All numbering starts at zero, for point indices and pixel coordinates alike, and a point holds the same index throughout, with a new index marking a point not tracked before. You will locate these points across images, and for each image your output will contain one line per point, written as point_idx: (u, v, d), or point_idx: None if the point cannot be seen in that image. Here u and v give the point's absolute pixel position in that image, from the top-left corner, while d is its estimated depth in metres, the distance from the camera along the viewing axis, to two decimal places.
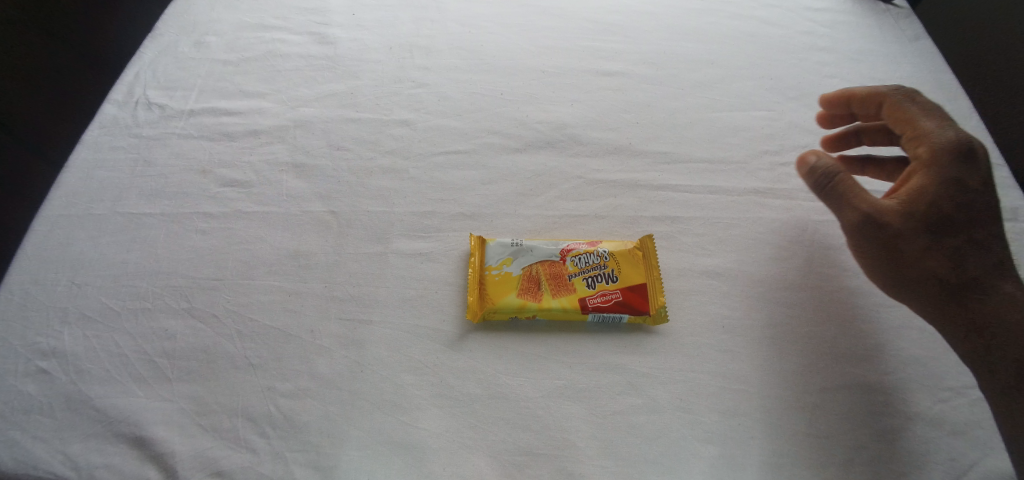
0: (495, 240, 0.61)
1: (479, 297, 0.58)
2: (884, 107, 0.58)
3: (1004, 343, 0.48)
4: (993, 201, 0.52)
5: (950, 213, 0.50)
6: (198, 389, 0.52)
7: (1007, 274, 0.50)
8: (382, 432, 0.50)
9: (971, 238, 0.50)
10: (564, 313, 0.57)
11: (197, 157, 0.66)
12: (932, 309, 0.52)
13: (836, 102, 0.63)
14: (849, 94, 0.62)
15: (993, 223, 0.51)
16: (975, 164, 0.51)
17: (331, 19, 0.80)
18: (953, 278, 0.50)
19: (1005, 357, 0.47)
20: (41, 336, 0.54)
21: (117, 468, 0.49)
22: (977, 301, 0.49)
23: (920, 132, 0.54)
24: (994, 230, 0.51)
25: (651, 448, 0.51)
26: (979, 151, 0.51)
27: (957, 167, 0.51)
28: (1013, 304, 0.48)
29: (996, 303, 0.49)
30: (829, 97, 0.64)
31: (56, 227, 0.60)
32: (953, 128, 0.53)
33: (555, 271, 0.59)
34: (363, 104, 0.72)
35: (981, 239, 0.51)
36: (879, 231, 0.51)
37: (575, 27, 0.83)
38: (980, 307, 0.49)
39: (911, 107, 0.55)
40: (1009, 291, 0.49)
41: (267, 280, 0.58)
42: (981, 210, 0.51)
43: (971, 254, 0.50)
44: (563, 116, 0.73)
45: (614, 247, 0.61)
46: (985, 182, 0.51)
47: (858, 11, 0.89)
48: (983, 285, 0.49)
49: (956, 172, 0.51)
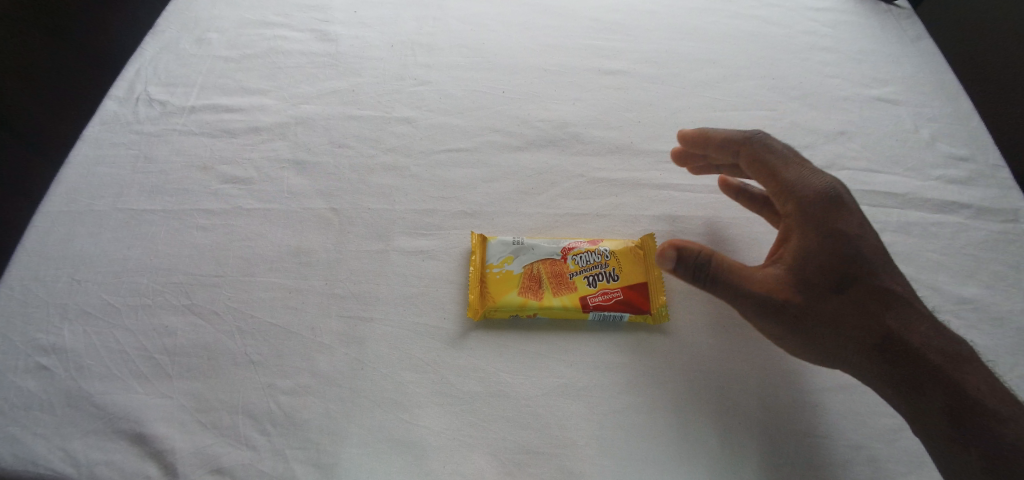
0: (497, 239, 0.61)
1: (480, 295, 0.58)
2: (742, 160, 0.58)
3: (924, 382, 0.46)
4: (872, 240, 0.52)
5: (834, 266, 0.50)
6: (198, 386, 0.52)
7: (907, 307, 0.49)
8: (383, 430, 0.50)
9: (863, 284, 0.50)
10: (566, 311, 0.57)
11: (198, 153, 0.66)
12: (851, 365, 0.50)
13: (696, 141, 0.61)
14: (705, 136, 0.61)
15: (882, 260, 0.51)
16: (845, 207, 0.52)
17: (333, 16, 0.80)
18: (856, 330, 0.49)
19: (930, 394, 0.46)
20: (41, 333, 0.54)
21: (116, 465, 0.49)
22: (886, 348, 0.48)
23: (785, 186, 0.54)
24: (885, 266, 0.51)
25: (652, 447, 0.51)
26: (840, 195, 0.53)
27: (827, 218, 0.52)
28: (921, 338, 0.48)
29: (902, 343, 0.48)
30: (690, 136, 0.62)
31: (57, 224, 0.60)
32: (813, 177, 0.54)
33: (556, 270, 0.59)
34: (365, 101, 0.72)
35: (875, 280, 0.51)
36: (782, 309, 0.50)
37: (578, 25, 0.83)
38: (891, 351, 0.48)
39: (771, 157, 0.56)
40: (913, 325, 0.48)
41: (268, 278, 0.58)
42: (865, 251, 0.51)
43: (866, 299, 0.50)
44: (565, 114, 0.73)
45: (615, 245, 0.61)
46: (859, 222, 0.52)
47: (860, 11, 0.89)
48: (888, 328, 0.48)
49: (828, 222, 0.52)
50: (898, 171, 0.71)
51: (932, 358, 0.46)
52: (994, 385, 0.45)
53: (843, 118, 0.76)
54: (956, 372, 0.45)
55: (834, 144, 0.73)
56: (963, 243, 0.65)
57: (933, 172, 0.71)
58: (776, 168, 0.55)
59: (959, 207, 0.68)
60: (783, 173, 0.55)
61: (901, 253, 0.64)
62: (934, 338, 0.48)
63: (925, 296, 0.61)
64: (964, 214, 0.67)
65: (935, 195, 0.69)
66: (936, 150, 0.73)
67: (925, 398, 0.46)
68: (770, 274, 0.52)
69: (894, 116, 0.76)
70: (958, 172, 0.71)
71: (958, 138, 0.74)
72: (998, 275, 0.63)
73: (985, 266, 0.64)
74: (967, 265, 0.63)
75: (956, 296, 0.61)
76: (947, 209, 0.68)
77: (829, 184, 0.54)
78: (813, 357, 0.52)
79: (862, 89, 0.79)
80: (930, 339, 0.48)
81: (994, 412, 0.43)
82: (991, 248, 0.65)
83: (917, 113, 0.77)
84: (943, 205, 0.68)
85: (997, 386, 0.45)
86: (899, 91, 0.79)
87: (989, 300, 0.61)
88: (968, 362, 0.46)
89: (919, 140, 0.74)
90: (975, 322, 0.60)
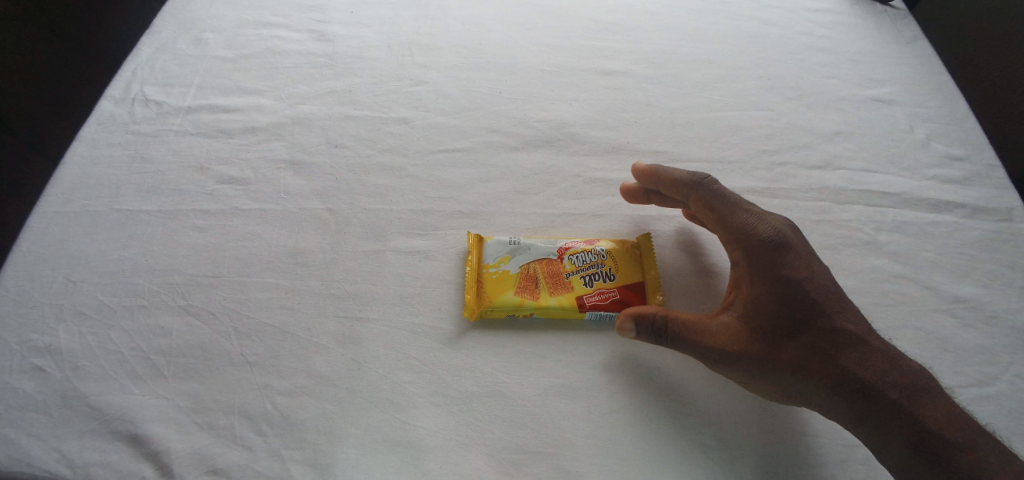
0: (494, 238, 0.61)
1: (476, 294, 0.57)
2: (692, 206, 0.58)
3: (883, 417, 0.45)
4: (821, 279, 0.52)
5: (783, 311, 0.50)
6: (194, 386, 0.52)
7: (860, 342, 0.48)
8: (379, 430, 0.50)
9: (813, 325, 0.50)
10: (562, 311, 0.57)
11: (194, 153, 0.66)
12: (814, 405, 0.49)
13: (648, 179, 0.61)
14: (658, 175, 0.59)
15: (833, 297, 0.51)
16: (791, 252, 0.52)
17: (331, 16, 0.80)
18: (812, 372, 0.48)
19: (890, 429, 0.44)
20: (37, 334, 0.54)
21: (112, 466, 0.48)
22: (843, 387, 0.47)
23: (733, 235, 0.54)
24: (837, 302, 0.51)
25: (648, 447, 0.51)
26: (786, 240, 0.52)
27: (774, 264, 0.52)
28: (876, 372, 0.46)
29: (857, 381, 0.47)
30: (642, 172, 0.61)
31: (53, 224, 0.60)
32: (758, 223, 0.54)
33: (552, 270, 0.59)
34: (363, 101, 0.72)
35: (825, 318, 0.50)
36: (739, 358, 0.50)
37: (576, 26, 0.83)
38: (848, 390, 0.47)
39: (718, 205, 0.56)
40: (868, 360, 0.47)
41: (264, 278, 0.58)
42: (813, 292, 0.51)
43: (819, 339, 0.49)
44: (563, 114, 0.73)
45: (611, 245, 0.61)
46: (807, 263, 0.52)
47: (857, 11, 0.89)
48: (843, 367, 0.47)
49: (775, 269, 0.51)
50: (894, 171, 0.71)
51: (888, 394, 0.45)
52: (952, 412, 0.43)
53: (839, 118, 0.76)
54: (912, 405, 0.44)
55: (830, 144, 0.73)
56: (959, 243, 0.65)
57: (929, 172, 0.71)
58: (722, 217, 0.55)
59: (955, 206, 0.68)
60: (730, 222, 0.55)
61: (897, 253, 0.64)
62: (889, 370, 0.46)
63: (921, 295, 0.61)
64: (960, 214, 0.68)
65: (930, 195, 0.69)
66: (932, 150, 0.73)
67: (885, 433, 0.45)
68: (724, 323, 0.52)
69: (890, 116, 0.76)
70: (954, 171, 0.71)
71: (954, 138, 0.74)
72: (993, 274, 0.63)
73: (981, 265, 0.64)
74: (963, 264, 0.64)
75: (952, 296, 0.61)
76: (943, 208, 0.68)
77: (774, 229, 0.53)
78: (777, 399, 0.51)
79: (858, 89, 0.79)
80: (885, 371, 0.46)
81: (953, 443, 0.42)
82: (987, 248, 0.65)
83: (913, 113, 0.77)
84: (939, 205, 0.68)
85: (955, 413, 0.43)
86: (895, 91, 0.79)
87: (984, 299, 0.61)
88: (924, 391, 0.45)
89: (915, 140, 0.74)
90: (970, 321, 0.60)
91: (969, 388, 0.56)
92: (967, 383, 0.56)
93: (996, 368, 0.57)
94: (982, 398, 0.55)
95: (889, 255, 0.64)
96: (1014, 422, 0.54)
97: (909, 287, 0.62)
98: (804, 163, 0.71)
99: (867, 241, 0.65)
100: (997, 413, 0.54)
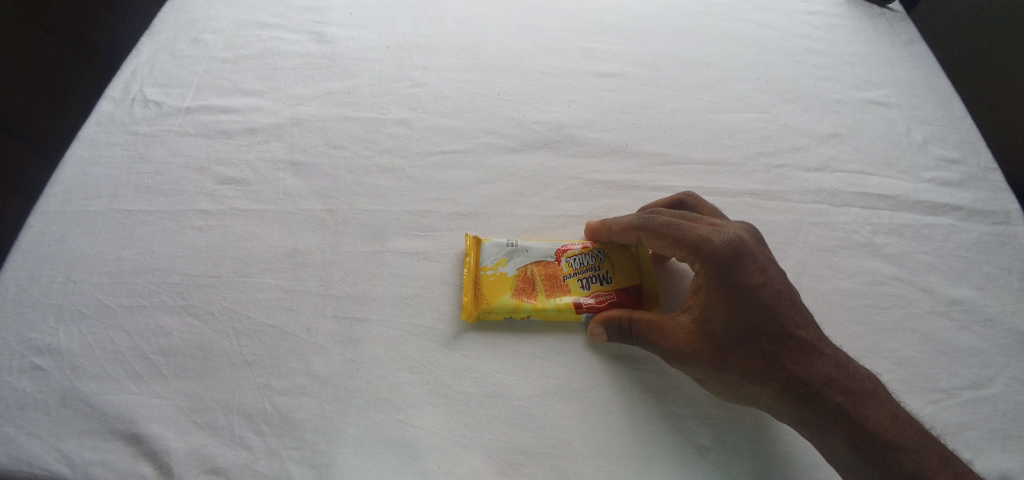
0: (491, 241, 0.61)
1: (474, 296, 0.57)
2: (643, 235, 0.56)
3: (829, 421, 0.47)
4: (777, 284, 0.51)
5: (739, 319, 0.50)
6: (193, 386, 0.52)
7: (809, 348, 0.49)
8: (378, 430, 0.51)
9: (767, 331, 0.50)
10: (559, 313, 0.57)
11: (193, 154, 0.66)
12: (765, 405, 0.50)
13: (601, 233, 0.61)
14: (607, 225, 0.60)
15: (786, 303, 0.51)
16: (748, 260, 0.51)
17: (330, 17, 0.80)
18: (765, 377, 0.49)
19: (835, 431, 0.46)
20: (36, 333, 0.54)
21: (111, 465, 0.49)
22: (793, 391, 0.48)
23: (690, 247, 0.52)
24: (789, 308, 0.51)
25: (641, 446, 0.51)
26: (743, 248, 0.51)
27: (731, 273, 0.50)
28: (823, 378, 0.48)
29: (806, 385, 0.48)
30: (593, 228, 0.61)
31: (53, 224, 0.60)
32: (715, 234, 0.52)
33: (550, 272, 0.59)
34: (361, 102, 0.72)
35: (778, 324, 0.50)
36: (696, 363, 0.50)
37: (574, 27, 0.83)
38: (798, 393, 0.48)
39: (671, 225, 0.54)
40: (815, 365, 0.49)
41: (264, 278, 0.58)
42: (768, 298, 0.50)
43: (772, 345, 0.49)
44: (561, 116, 0.73)
45: (607, 247, 0.61)
46: (763, 269, 0.51)
47: (854, 13, 0.89)
48: (793, 372, 0.49)
49: (731, 277, 0.50)
50: (891, 173, 0.71)
51: (834, 398, 0.47)
52: (893, 415, 0.46)
53: (836, 120, 0.76)
54: (856, 408, 0.46)
55: (827, 146, 0.74)
56: (955, 245, 0.66)
57: (926, 175, 0.71)
58: (677, 232, 0.53)
59: (952, 209, 0.69)
60: (685, 236, 0.52)
61: (894, 255, 0.65)
62: (836, 376, 0.48)
63: (918, 297, 0.62)
64: (956, 217, 0.68)
65: (927, 198, 0.69)
66: (929, 152, 0.73)
67: (830, 434, 0.47)
68: (682, 330, 0.51)
69: (887, 118, 0.77)
70: (950, 174, 0.71)
71: (951, 141, 0.75)
72: (989, 276, 0.64)
73: (978, 268, 0.64)
74: (959, 266, 0.64)
75: (949, 298, 0.62)
76: (940, 211, 0.68)
77: (733, 236, 0.52)
78: (731, 398, 0.52)
79: (855, 92, 0.79)
80: (833, 376, 0.48)
81: (893, 443, 0.44)
82: (983, 250, 0.65)
83: (911, 115, 0.77)
84: (936, 207, 0.69)
85: (897, 416, 0.46)
86: (892, 94, 0.79)
87: (981, 301, 0.62)
88: (869, 395, 0.47)
89: (911, 143, 0.74)
90: (967, 323, 0.60)
91: (964, 390, 0.56)
92: (963, 385, 0.56)
93: (991, 370, 0.57)
94: (978, 400, 0.55)
95: (886, 258, 0.65)
96: (1009, 424, 0.54)
97: (906, 289, 0.62)
98: (801, 165, 0.72)
99: (864, 242, 0.66)
100: (993, 415, 0.55)
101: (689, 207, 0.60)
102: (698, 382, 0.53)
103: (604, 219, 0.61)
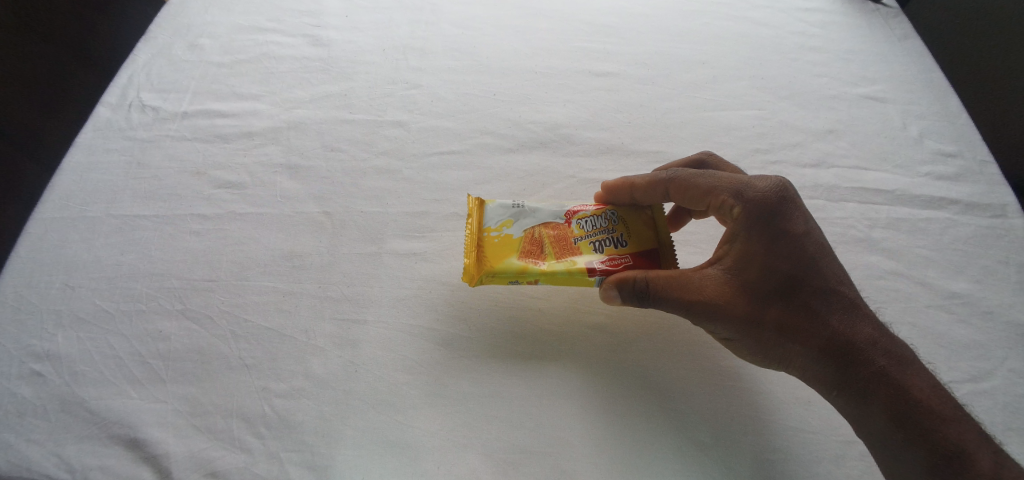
0: (494, 203, 0.59)
1: (477, 260, 0.56)
2: (674, 184, 0.56)
3: (868, 385, 0.47)
4: (819, 242, 0.52)
5: (778, 269, 0.50)
6: (193, 390, 0.52)
7: (851, 307, 0.50)
8: (376, 431, 0.51)
9: (806, 285, 0.51)
10: (569, 277, 0.54)
11: (191, 158, 0.67)
12: (799, 367, 0.51)
13: (619, 191, 0.59)
14: (628, 182, 0.58)
15: (827, 260, 0.51)
16: (792, 211, 0.51)
17: (326, 21, 0.81)
18: (803, 333, 0.49)
19: (874, 396, 0.46)
20: (35, 339, 0.54)
21: (111, 470, 0.48)
22: (832, 349, 0.49)
23: (731, 194, 0.52)
24: (830, 266, 0.51)
25: (643, 442, 0.51)
26: (787, 197, 0.52)
27: (773, 222, 0.51)
28: (866, 339, 0.48)
29: (846, 344, 0.48)
30: (610, 187, 0.60)
31: (50, 230, 0.60)
32: (758, 182, 0.53)
33: (559, 234, 0.57)
34: (357, 105, 0.72)
35: (819, 279, 0.51)
36: (731, 312, 0.50)
37: (570, 28, 0.83)
38: (836, 353, 0.48)
39: (704, 175, 0.55)
40: (858, 327, 0.49)
41: (262, 281, 0.59)
42: (810, 252, 0.51)
43: (811, 299, 0.50)
44: (557, 116, 0.73)
45: (622, 208, 0.59)
46: (806, 224, 0.52)
47: (848, 10, 0.90)
48: (833, 330, 0.49)
49: (774, 227, 0.51)
50: (887, 168, 0.72)
51: (878, 360, 0.47)
52: (934, 385, 0.46)
53: (832, 116, 0.76)
54: (897, 372, 0.47)
55: (823, 142, 0.74)
56: (951, 239, 0.66)
57: (921, 169, 0.71)
58: (711, 181, 0.54)
59: (948, 203, 0.69)
60: (723, 184, 0.53)
61: (890, 249, 0.65)
62: (878, 338, 0.48)
63: (915, 291, 0.62)
64: (952, 210, 0.68)
65: (923, 192, 0.69)
66: (924, 147, 0.74)
67: (868, 400, 0.47)
68: (714, 279, 0.51)
69: (882, 113, 0.77)
70: (946, 168, 0.72)
71: (947, 135, 0.75)
72: (987, 270, 0.64)
73: (975, 260, 0.64)
74: (957, 260, 0.64)
75: (946, 291, 0.62)
76: (936, 205, 0.69)
77: (776, 185, 0.53)
78: (763, 359, 0.52)
79: (851, 88, 0.80)
80: (876, 338, 0.48)
81: (934, 411, 0.44)
82: (979, 243, 0.66)
83: (906, 111, 0.77)
84: (932, 201, 0.69)
85: (937, 386, 0.46)
86: (887, 89, 0.79)
87: (978, 294, 0.62)
88: (909, 362, 0.47)
89: (907, 137, 0.74)
90: (965, 316, 0.60)
91: (963, 383, 0.56)
92: (960, 378, 0.56)
93: (991, 363, 0.57)
94: (977, 393, 0.55)
95: (884, 252, 0.65)
96: (1011, 416, 0.54)
97: (903, 283, 0.62)
98: (797, 161, 0.72)
99: (861, 237, 0.66)
100: (994, 407, 0.54)
101: (712, 165, 0.60)
102: (726, 342, 0.53)
103: (623, 178, 0.60)
